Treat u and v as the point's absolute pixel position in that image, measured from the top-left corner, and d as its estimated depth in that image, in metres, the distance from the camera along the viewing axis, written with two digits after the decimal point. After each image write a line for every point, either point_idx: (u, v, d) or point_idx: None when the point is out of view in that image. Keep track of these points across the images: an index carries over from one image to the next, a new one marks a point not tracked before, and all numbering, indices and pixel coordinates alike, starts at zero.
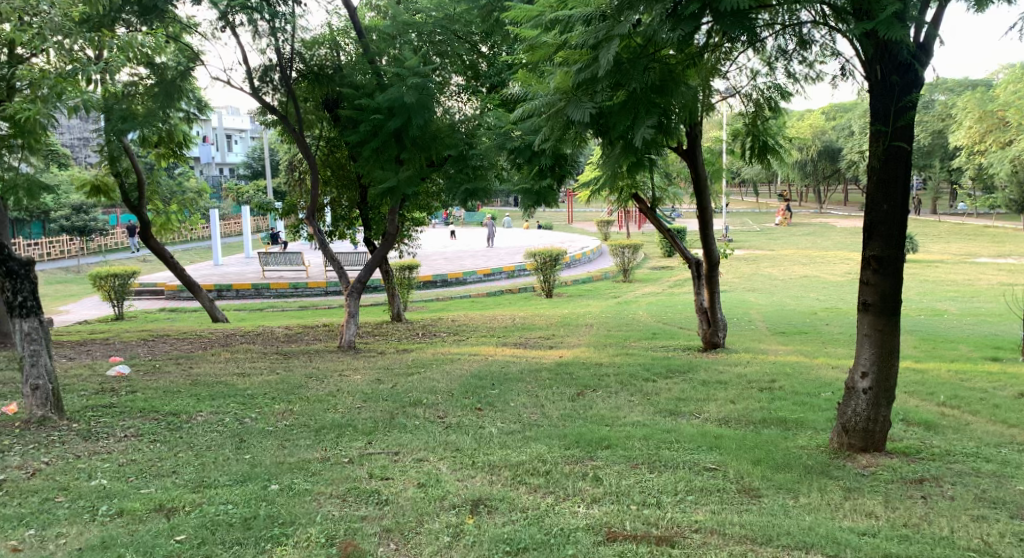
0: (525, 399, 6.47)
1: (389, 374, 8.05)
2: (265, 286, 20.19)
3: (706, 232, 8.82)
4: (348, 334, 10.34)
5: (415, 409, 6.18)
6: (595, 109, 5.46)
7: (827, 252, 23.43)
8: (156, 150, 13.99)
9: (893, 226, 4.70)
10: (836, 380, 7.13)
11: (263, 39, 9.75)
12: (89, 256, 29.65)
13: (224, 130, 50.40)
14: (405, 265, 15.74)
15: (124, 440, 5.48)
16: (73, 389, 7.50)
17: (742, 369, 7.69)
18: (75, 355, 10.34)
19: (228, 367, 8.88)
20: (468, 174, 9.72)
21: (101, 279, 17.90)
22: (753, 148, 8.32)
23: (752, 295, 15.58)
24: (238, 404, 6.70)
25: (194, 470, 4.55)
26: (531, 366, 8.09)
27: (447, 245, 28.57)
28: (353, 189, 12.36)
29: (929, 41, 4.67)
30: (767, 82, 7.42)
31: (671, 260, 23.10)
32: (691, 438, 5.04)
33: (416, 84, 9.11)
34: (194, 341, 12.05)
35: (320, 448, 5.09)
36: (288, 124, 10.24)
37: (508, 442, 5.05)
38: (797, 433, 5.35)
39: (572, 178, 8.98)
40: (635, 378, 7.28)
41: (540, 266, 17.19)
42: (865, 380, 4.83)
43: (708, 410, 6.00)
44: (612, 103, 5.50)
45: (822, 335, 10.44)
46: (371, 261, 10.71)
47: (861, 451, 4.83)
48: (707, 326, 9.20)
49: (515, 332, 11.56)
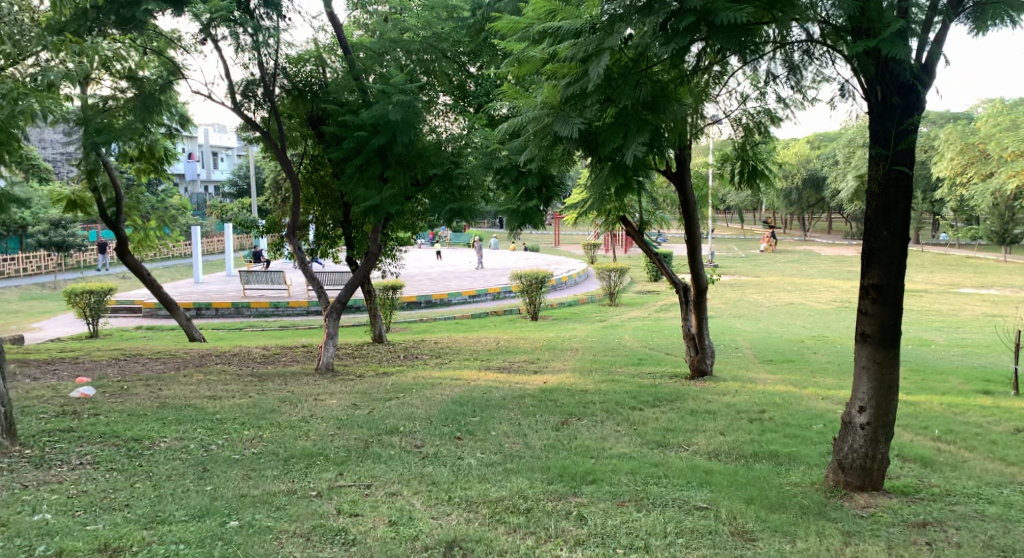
0: (507, 428, 6.21)
1: (366, 399, 7.77)
2: (245, 305, 19.84)
3: (695, 256, 8.62)
4: (326, 356, 10.03)
5: (391, 437, 5.90)
6: (585, 126, 5.27)
7: (812, 279, 23.34)
8: (137, 166, 13.66)
9: (893, 254, 4.50)
10: (827, 411, 6.92)
11: (246, 53, 9.53)
12: (67, 272, 29.22)
13: (210, 147, 50.11)
14: (389, 286, 15.46)
15: (78, 468, 5.18)
16: (34, 412, 7.17)
17: (731, 398, 7.46)
18: (41, 375, 9.99)
19: (199, 390, 8.55)
20: (452, 195, 9.44)
21: (76, 296, 17.49)
22: (743, 173, 8.15)
23: (739, 321, 15.41)
24: (206, 429, 6.40)
25: (148, 503, 4.26)
26: (514, 392, 7.82)
27: (433, 266, 28.33)
28: (337, 208, 12.06)
29: (932, 63, 4.53)
30: (758, 106, 7.28)
31: (658, 285, 22.92)
32: (680, 473, 4.80)
33: (402, 101, 8.88)
34: (167, 361, 11.70)
35: (287, 479, 4.80)
36: (270, 140, 9.99)
37: (488, 475, 4.78)
38: (790, 468, 5.11)
39: (559, 201, 8.77)
40: (621, 407, 7.04)
41: (525, 288, 16.97)
42: (863, 415, 4.61)
43: (697, 442, 5.76)
44: (602, 119, 5.30)
45: (810, 364, 10.25)
46: (352, 281, 10.43)
47: (859, 489, 4.60)
48: (695, 352, 8.99)
49: (499, 355, 11.28)
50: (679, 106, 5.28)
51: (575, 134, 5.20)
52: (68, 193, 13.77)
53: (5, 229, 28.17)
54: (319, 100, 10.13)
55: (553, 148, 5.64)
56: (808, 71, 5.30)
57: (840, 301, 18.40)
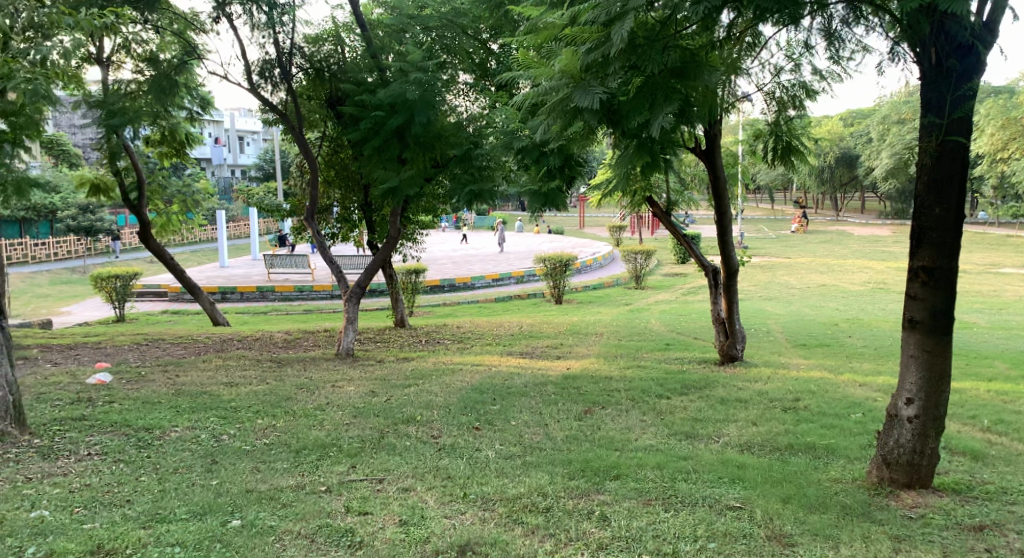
0: (527, 417, 5.95)
1: (384, 385, 7.55)
2: (270, 289, 19.76)
3: (725, 238, 8.28)
4: (346, 341, 9.84)
5: (407, 427, 5.68)
6: (607, 96, 4.98)
7: (845, 261, 22.79)
8: (159, 149, 13.44)
9: (946, 233, 4.17)
10: (866, 399, 6.58)
11: (261, 32, 9.35)
12: (97, 256, 29.47)
13: (237, 132, 50.22)
14: (412, 269, 15.24)
15: (85, 459, 4.99)
16: (49, 399, 7.04)
17: (764, 385, 7.15)
18: (62, 360, 9.90)
19: (216, 376, 8.40)
20: (473, 175, 9.16)
21: (102, 280, 17.45)
22: (775, 149, 7.72)
23: (769, 305, 15.00)
24: (219, 418, 6.22)
25: (150, 499, 4.04)
26: (536, 379, 7.56)
27: (457, 249, 28.12)
28: (357, 191, 11.81)
29: (994, 21, 4.16)
30: (791, 79, 7.01)
31: (686, 267, 22.50)
32: (712, 467, 4.52)
33: (420, 79, 8.63)
34: (187, 346, 11.58)
35: (297, 472, 4.59)
36: (287, 121, 9.78)
37: (506, 469, 4.53)
38: (829, 462, 4.81)
39: (583, 181, 8.45)
40: (647, 395, 6.76)
41: (550, 271, 16.67)
42: (910, 407, 4.29)
43: (727, 433, 5.47)
44: (626, 92, 5.01)
45: (844, 348, 9.89)
46: (372, 264, 10.19)
47: (906, 487, 4.29)
48: (725, 337, 8.70)
49: (522, 340, 11.03)
50: (710, 73, 4.97)
51: (596, 105, 4.90)
52: (91, 177, 13.69)
53: (35, 212, 28.72)
54: (336, 80, 9.79)
55: (573, 123, 5.35)
56: (849, 36, 4.95)
57: (875, 283, 17.88)
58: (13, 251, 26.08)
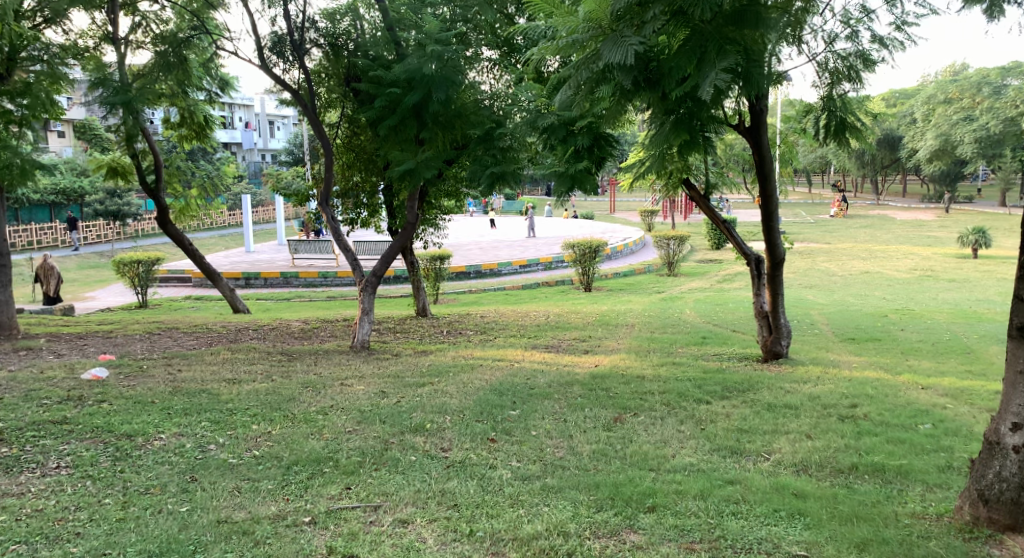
0: (549, 426, 5.30)
1: (397, 384, 6.92)
2: (293, 275, 19.27)
3: (771, 226, 7.52)
4: (361, 334, 9.23)
5: (414, 437, 5.06)
6: (642, 48, 4.64)
7: (890, 246, 21.75)
8: (179, 132, 12.72)
9: None
10: (933, 406, 5.81)
11: (273, 5, 8.81)
12: (125, 242, 29.15)
13: (267, 116, 49.97)
14: (435, 256, 14.65)
15: (49, 475, 4.42)
16: (37, 397, 6.48)
17: (814, 388, 6.40)
18: (66, 351, 9.40)
19: (220, 371, 7.82)
20: (494, 157, 8.31)
21: (123, 265, 16.99)
22: (828, 127, 7.02)
23: (811, 293, 14.19)
24: (212, 423, 5.62)
25: (103, 532, 3.62)
26: (562, 378, 6.88)
27: (483, 235, 27.43)
28: (377, 175, 11.07)
29: None
30: (848, 47, 6.52)
31: (722, 253, 21.67)
32: (765, 495, 4.03)
33: (437, 52, 7.99)
34: (200, 336, 11.07)
35: (281, 496, 4.04)
36: (300, 99, 9.14)
37: (522, 496, 4.02)
38: (902, 490, 4.20)
39: (612, 163, 7.74)
40: (685, 400, 6.05)
41: (579, 257, 15.98)
42: (1017, 435, 3.69)
43: (778, 448, 4.80)
44: (671, 44, 4.78)
45: (899, 343, 9.11)
46: (388, 251, 9.51)
47: (1009, 530, 3.67)
48: (768, 332, 7.99)
49: (548, 331, 10.37)
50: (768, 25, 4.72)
51: (629, 58, 4.55)
52: (109, 160, 13.26)
53: (64, 196, 28.52)
54: (353, 57, 9.15)
55: (598, 92, 5.07)
56: None
57: (922, 270, 16.87)
58: (43, 235, 26.02)
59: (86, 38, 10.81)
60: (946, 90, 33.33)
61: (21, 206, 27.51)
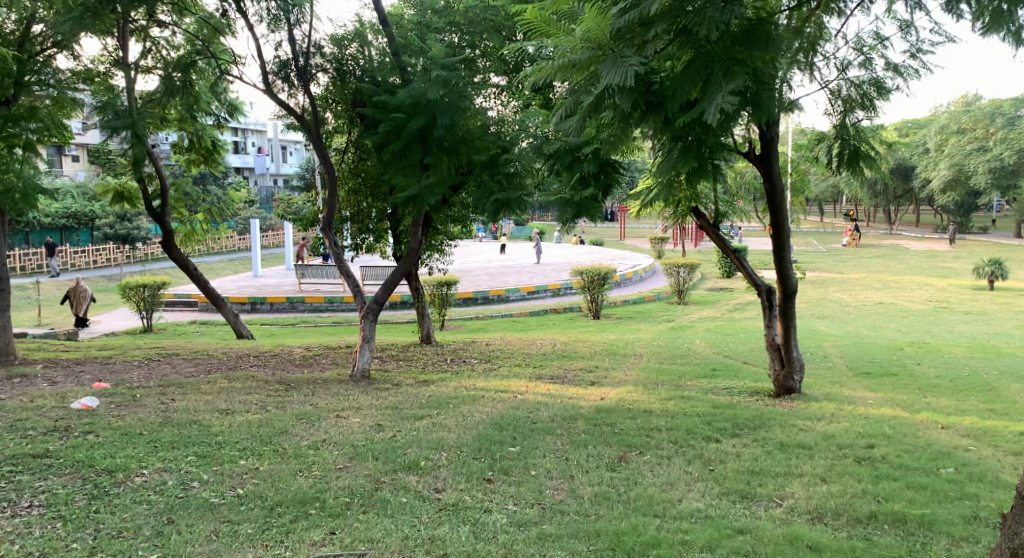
0: (550, 465, 5.06)
1: (394, 417, 6.67)
2: (300, 300, 19.08)
3: (783, 256, 7.25)
4: (361, 362, 8.99)
5: (406, 476, 4.82)
6: (642, 68, 4.52)
7: (904, 276, 21.44)
8: (186, 157, 12.58)
9: None
10: (954, 447, 5.52)
11: (278, 28, 8.71)
12: (134, 265, 29.10)
13: (280, 141, 50.27)
14: (442, 282, 14.48)
15: (19, 516, 4.25)
16: (23, 427, 6.27)
17: (828, 426, 6.13)
18: (61, 378, 9.21)
19: (213, 401, 7.59)
20: (500, 183, 8.12)
21: (129, 289, 16.85)
22: (841, 155, 6.74)
23: (823, 324, 13.92)
24: (198, 457, 5.40)
25: None
26: (565, 412, 6.63)
27: (492, 260, 27.30)
28: (383, 201, 10.88)
29: None
30: (861, 76, 6.39)
31: (732, 281, 21.41)
32: (777, 547, 3.88)
33: (441, 77, 7.83)
34: (199, 363, 10.88)
35: (260, 543, 3.98)
36: (305, 124, 8.99)
37: (517, 545, 3.93)
38: (926, 542, 3.97)
39: (620, 190, 7.52)
40: (693, 437, 5.78)
41: (588, 284, 15.75)
42: None
43: (792, 492, 4.54)
44: (675, 65, 4.64)
45: (915, 378, 8.83)
46: (389, 279, 9.27)
47: None
48: (780, 366, 7.71)
49: (553, 361, 10.12)
50: (780, 45, 4.53)
51: (629, 79, 4.42)
52: (115, 184, 13.10)
53: (75, 221, 28.37)
54: (359, 83, 8.97)
55: (601, 115, 4.92)
56: None
57: (937, 301, 16.57)
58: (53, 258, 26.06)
59: (98, 65, 10.75)
60: (959, 121, 33.17)
61: (32, 229, 27.62)
